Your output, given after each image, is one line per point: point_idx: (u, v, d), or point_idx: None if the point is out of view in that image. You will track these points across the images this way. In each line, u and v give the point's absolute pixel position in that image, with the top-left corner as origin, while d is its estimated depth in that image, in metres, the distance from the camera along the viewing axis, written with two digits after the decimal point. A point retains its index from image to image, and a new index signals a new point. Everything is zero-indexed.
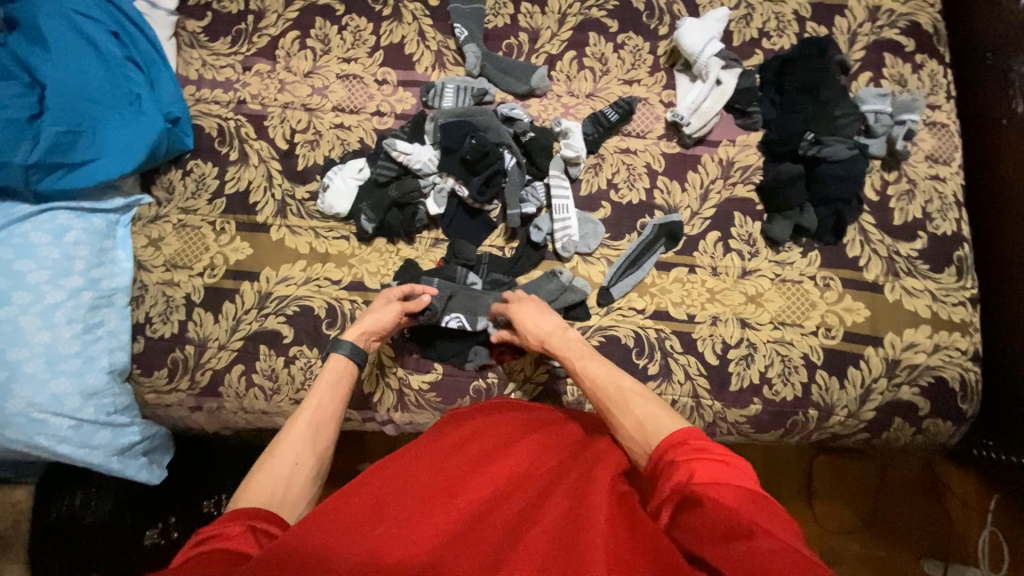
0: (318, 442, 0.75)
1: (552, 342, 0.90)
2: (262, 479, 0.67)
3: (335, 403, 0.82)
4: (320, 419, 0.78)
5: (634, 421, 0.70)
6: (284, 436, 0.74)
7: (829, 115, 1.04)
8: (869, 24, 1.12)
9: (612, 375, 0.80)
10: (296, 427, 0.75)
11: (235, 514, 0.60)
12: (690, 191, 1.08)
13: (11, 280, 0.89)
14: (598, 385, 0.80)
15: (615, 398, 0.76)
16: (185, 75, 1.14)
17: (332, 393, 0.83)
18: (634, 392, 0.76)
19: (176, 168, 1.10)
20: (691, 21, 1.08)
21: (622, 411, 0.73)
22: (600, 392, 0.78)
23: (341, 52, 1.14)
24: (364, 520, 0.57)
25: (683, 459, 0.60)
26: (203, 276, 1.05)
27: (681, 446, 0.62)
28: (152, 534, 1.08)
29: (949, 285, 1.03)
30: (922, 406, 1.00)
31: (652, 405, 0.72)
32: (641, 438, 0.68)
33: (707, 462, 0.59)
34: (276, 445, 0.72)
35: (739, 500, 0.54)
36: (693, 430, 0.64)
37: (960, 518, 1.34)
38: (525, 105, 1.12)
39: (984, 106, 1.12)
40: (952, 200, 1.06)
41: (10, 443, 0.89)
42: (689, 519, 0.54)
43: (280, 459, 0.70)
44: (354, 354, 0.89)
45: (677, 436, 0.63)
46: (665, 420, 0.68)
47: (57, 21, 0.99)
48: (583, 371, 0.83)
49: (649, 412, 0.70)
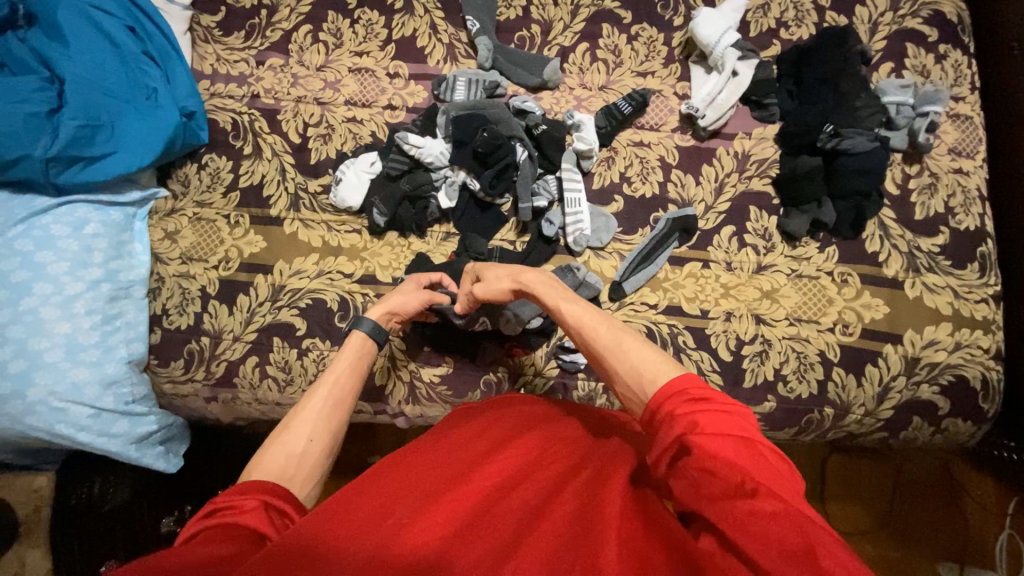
0: (333, 420, 0.74)
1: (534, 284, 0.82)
2: (273, 454, 0.67)
3: (355, 380, 0.80)
4: (337, 396, 0.76)
5: (627, 366, 0.66)
6: (302, 408, 0.73)
7: (849, 106, 1.01)
8: (890, 13, 1.09)
9: (594, 318, 0.73)
10: (311, 403, 0.74)
11: (248, 486, 0.61)
12: (704, 185, 1.06)
13: (32, 271, 0.91)
14: (584, 326, 0.73)
15: (605, 342, 0.70)
16: (199, 70, 1.15)
17: (352, 372, 0.80)
18: (624, 329, 0.70)
19: (191, 162, 1.11)
20: (708, 11, 1.06)
21: (616, 355, 0.68)
22: (589, 335, 0.72)
23: (353, 46, 1.14)
24: (373, 512, 0.57)
25: (679, 407, 0.58)
26: (218, 268, 1.06)
27: (680, 395, 0.59)
28: (169, 521, 1.13)
29: (972, 281, 1.01)
30: (942, 405, 0.98)
31: (645, 346, 0.67)
32: (638, 389, 0.64)
33: (707, 411, 0.56)
34: (293, 419, 0.72)
35: (744, 456, 0.52)
36: (687, 376, 0.60)
37: (978, 520, 1.32)
38: (538, 98, 1.11)
39: (1009, 97, 1.08)
40: (976, 194, 1.03)
41: (31, 430, 0.91)
42: (689, 469, 0.53)
43: (294, 436, 0.69)
44: (376, 331, 0.87)
45: (672, 387, 0.60)
46: (664, 365, 0.64)
47: (75, 16, 1.00)
48: (563, 313, 0.76)
49: (642, 355, 0.66)
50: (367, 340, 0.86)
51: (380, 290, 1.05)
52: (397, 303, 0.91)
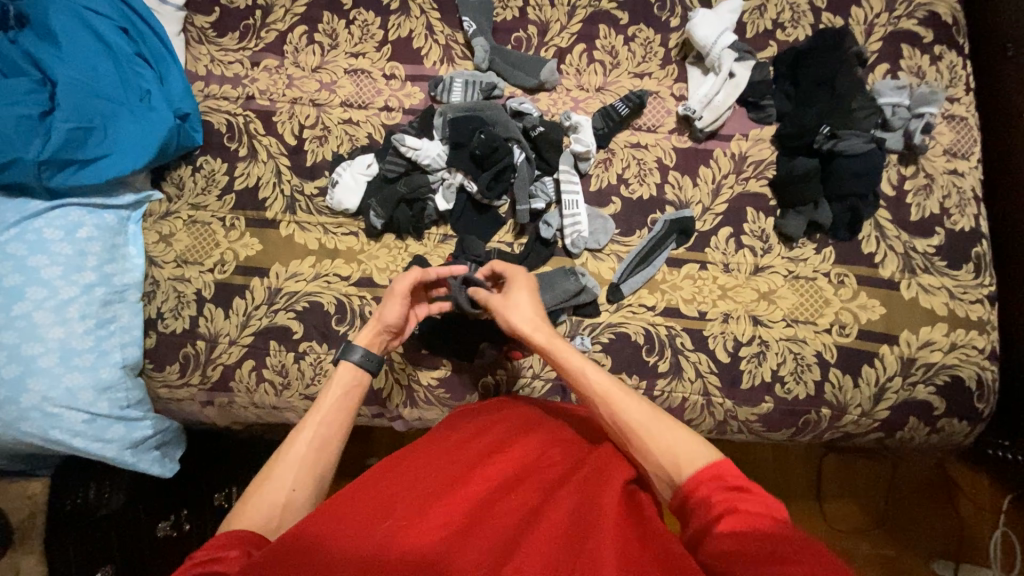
0: (317, 468, 0.69)
1: (558, 348, 0.79)
2: (255, 504, 0.64)
3: (344, 418, 0.75)
4: (323, 438, 0.72)
5: (663, 448, 0.64)
6: (284, 453, 0.69)
7: (845, 108, 1.02)
8: (886, 14, 1.09)
9: (624, 394, 0.71)
10: (294, 450, 0.70)
11: (231, 537, 0.59)
12: (702, 186, 1.06)
13: (24, 276, 0.90)
14: (614, 401, 0.71)
15: (637, 420, 0.68)
16: (193, 71, 1.14)
17: (340, 409, 0.75)
18: (655, 409, 0.69)
19: (186, 164, 1.10)
20: (705, 12, 1.06)
21: (651, 435, 0.66)
22: (623, 412, 0.69)
23: (348, 47, 1.13)
24: (373, 511, 0.58)
25: (716, 493, 0.58)
26: (214, 271, 1.05)
27: (719, 482, 0.59)
28: (165, 526, 1.12)
29: (967, 282, 1.01)
30: (938, 405, 0.99)
31: (678, 425, 0.67)
32: (674, 474, 0.63)
33: (745, 499, 0.56)
34: (274, 465, 0.68)
35: (778, 528, 0.53)
36: (721, 463, 0.61)
37: (973, 520, 1.33)
38: (535, 99, 1.10)
39: (1003, 98, 1.09)
40: (971, 195, 1.04)
41: (25, 437, 0.90)
42: (720, 536, 0.53)
43: (276, 485, 0.66)
44: (366, 361, 0.81)
45: (707, 471, 0.60)
46: (699, 448, 0.63)
47: (66, 17, 0.98)
48: (594, 386, 0.73)
49: (677, 436, 0.65)
50: (357, 369, 0.80)
51: (377, 292, 1.04)
52: (382, 316, 0.85)
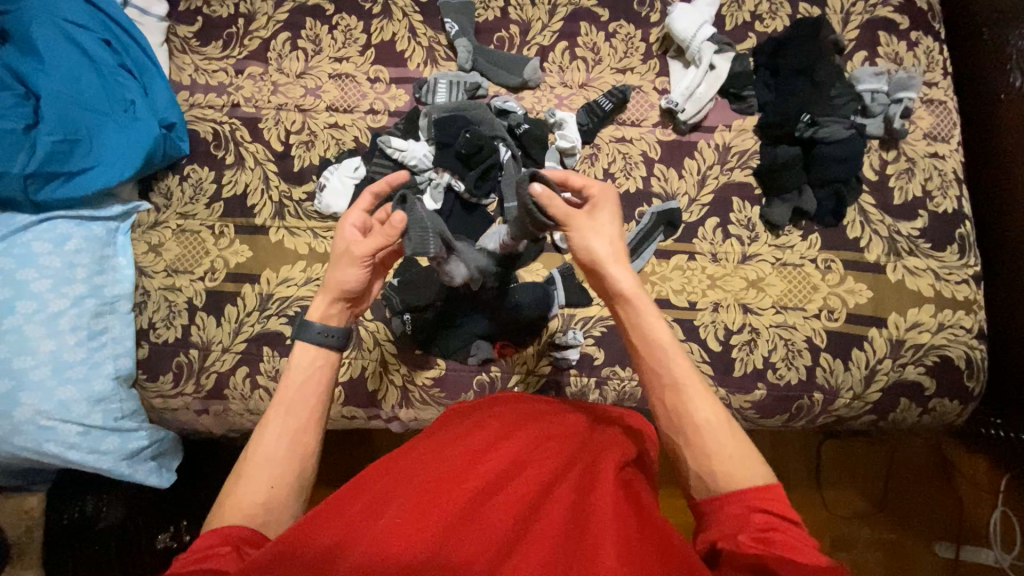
0: (293, 455, 0.68)
1: (640, 307, 0.72)
2: (238, 498, 0.63)
3: (307, 400, 0.71)
4: (293, 427, 0.69)
5: (719, 456, 0.62)
6: (257, 449, 0.67)
7: (825, 95, 1.03)
8: (861, 2, 1.11)
9: (700, 388, 0.67)
10: (266, 446, 0.67)
11: (217, 536, 0.59)
12: (688, 177, 1.07)
13: (14, 290, 0.90)
14: (687, 391, 0.66)
15: (705, 418, 0.65)
16: (178, 81, 1.14)
17: (304, 395, 0.72)
18: (726, 416, 0.66)
19: (173, 173, 1.10)
20: (683, 6, 1.07)
21: (710, 437, 0.64)
22: (691, 405, 0.66)
23: (332, 52, 1.14)
24: (371, 511, 0.59)
25: (759, 514, 0.57)
26: (204, 279, 1.05)
27: (768, 505, 0.57)
28: (164, 537, 1.12)
29: (952, 263, 1.02)
30: (929, 385, 1.00)
31: (743, 441, 0.64)
32: (716, 480, 0.62)
33: (789, 528, 0.56)
34: (248, 463, 0.66)
35: (818, 561, 0.53)
36: (773, 488, 0.59)
37: (972, 500, 1.34)
38: (520, 98, 1.11)
39: (980, 81, 1.11)
40: (952, 177, 1.05)
41: (19, 451, 0.90)
42: (750, 546, 0.54)
43: (256, 482, 0.65)
44: (324, 333, 0.74)
45: (758, 492, 0.59)
46: (746, 464, 0.62)
47: (48, 30, 0.99)
48: (672, 366, 0.68)
49: (739, 451, 0.63)
50: (318, 346, 0.75)
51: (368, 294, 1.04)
52: (338, 281, 0.77)
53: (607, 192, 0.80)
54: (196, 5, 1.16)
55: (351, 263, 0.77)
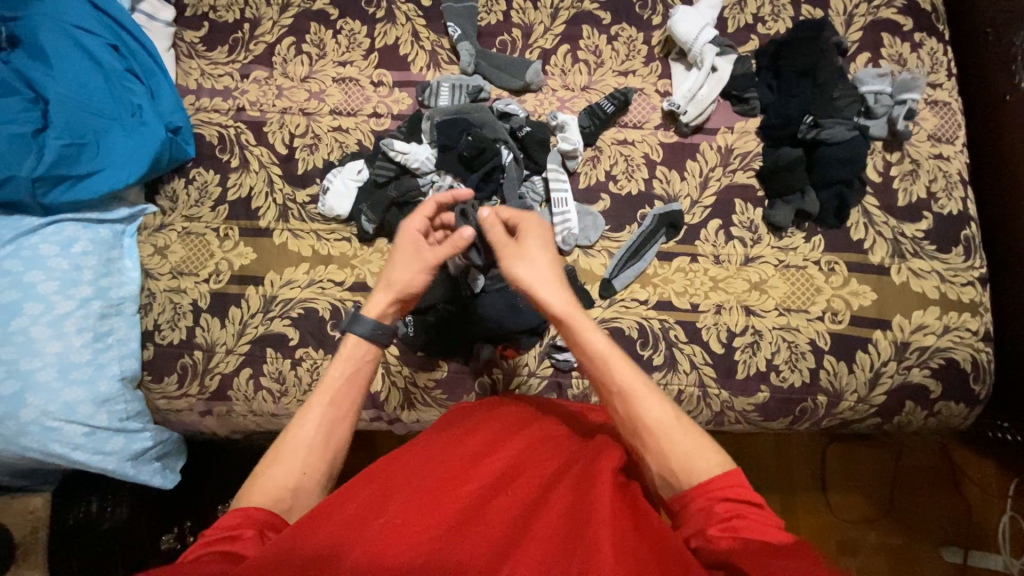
0: (325, 446, 0.69)
1: (576, 324, 0.75)
2: (265, 483, 0.65)
3: (349, 396, 0.74)
4: (332, 418, 0.71)
5: (678, 454, 0.64)
6: (292, 435, 0.69)
7: (827, 97, 1.03)
8: (864, 4, 1.11)
9: (645, 391, 0.68)
10: (299, 434, 0.69)
11: (239, 517, 0.60)
12: (690, 179, 1.07)
13: (21, 291, 0.91)
14: (634, 397, 0.68)
15: (656, 419, 0.66)
16: (184, 85, 1.16)
17: (348, 389, 0.74)
18: (675, 412, 0.67)
19: (179, 177, 1.12)
20: (685, 9, 1.08)
21: (665, 436, 0.65)
22: (641, 409, 0.67)
23: (336, 56, 1.15)
24: (367, 511, 0.60)
25: (724, 502, 0.59)
26: (209, 282, 1.06)
27: (732, 492, 0.60)
28: (169, 538, 1.13)
29: (957, 265, 1.02)
30: (934, 388, 0.99)
31: (696, 433, 0.66)
32: (687, 479, 0.62)
33: (752, 511, 0.58)
34: (281, 446, 0.68)
35: (779, 539, 0.56)
36: (734, 473, 0.62)
37: (980, 504, 1.32)
38: (522, 101, 1.12)
39: (986, 82, 1.10)
40: (957, 178, 1.05)
41: (25, 451, 0.91)
42: (719, 537, 0.56)
43: (284, 467, 0.66)
44: (376, 333, 0.79)
45: (721, 481, 0.61)
46: (712, 459, 0.63)
47: (57, 36, 1.00)
48: (614, 375, 0.70)
49: (694, 445, 0.64)
50: (372, 344, 0.79)
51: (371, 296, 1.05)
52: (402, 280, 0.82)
53: (535, 221, 0.84)
54: (203, 10, 1.18)
55: (419, 267, 0.83)
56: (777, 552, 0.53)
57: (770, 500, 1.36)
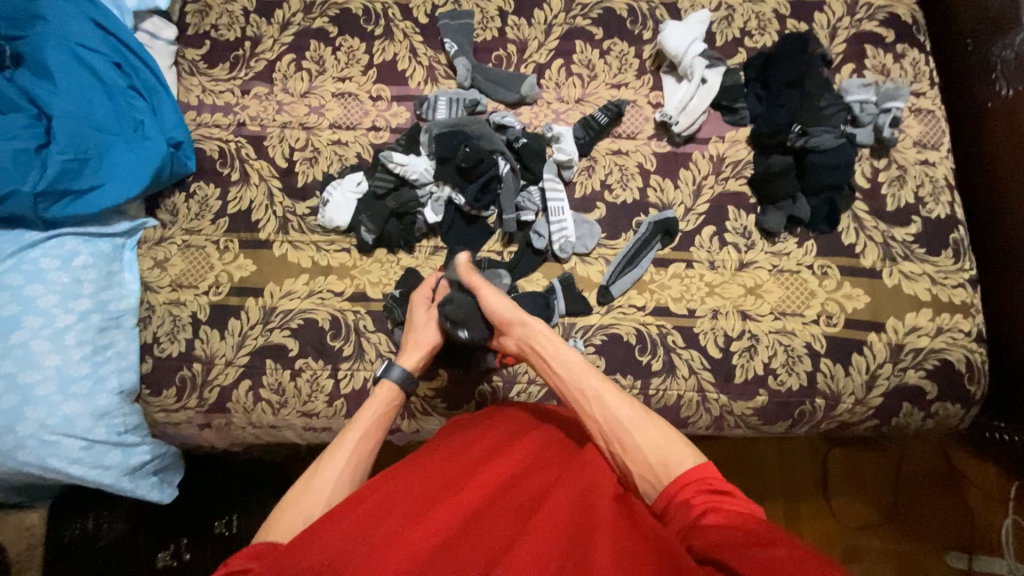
0: (352, 482, 0.73)
1: (552, 341, 0.83)
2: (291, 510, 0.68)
3: (380, 435, 0.79)
4: (359, 456, 0.75)
5: (652, 448, 0.67)
6: (325, 462, 0.73)
7: (814, 106, 1.06)
8: (847, 18, 1.15)
9: (616, 394, 0.74)
10: (334, 463, 0.73)
11: (259, 549, 0.61)
12: (683, 188, 1.09)
13: (21, 305, 0.92)
14: (606, 397, 0.74)
15: (628, 416, 0.71)
16: (186, 101, 1.18)
17: (378, 426, 0.80)
18: (645, 411, 0.72)
19: (180, 191, 1.13)
20: (674, 24, 1.11)
21: (639, 431, 0.69)
22: (611, 407, 0.72)
23: (335, 72, 1.17)
24: (366, 520, 0.61)
25: (699, 496, 0.61)
26: (209, 294, 1.07)
27: (705, 484, 0.62)
28: (165, 556, 1.08)
29: (947, 267, 1.03)
30: (930, 389, 1.00)
31: (665, 427, 0.70)
32: (662, 470, 0.65)
33: (729, 501, 0.60)
34: (313, 476, 0.72)
35: (759, 525, 0.57)
36: (705, 466, 0.64)
37: (981, 509, 1.32)
38: (517, 113, 1.15)
39: (968, 91, 1.13)
40: (944, 183, 1.07)
41: (22, 466, 0.90)
42: (706, 531, 0.57)
43: (312, 496, 0.69)
44: (405, 380, 0.87)
45: (693, 474, 0.63)
46: (683, 451, 0.66)
47: (61, 53, 1.02)
48: (584, 384, 0.76)
49: (667, 439, 0.68)
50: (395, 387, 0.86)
51: (371, 307, 1.06)
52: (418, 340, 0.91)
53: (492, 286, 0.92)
54: (204, 29, 1.21)
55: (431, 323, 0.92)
56: (761, 541, 0.53)
57: (771, 506, 1.36)
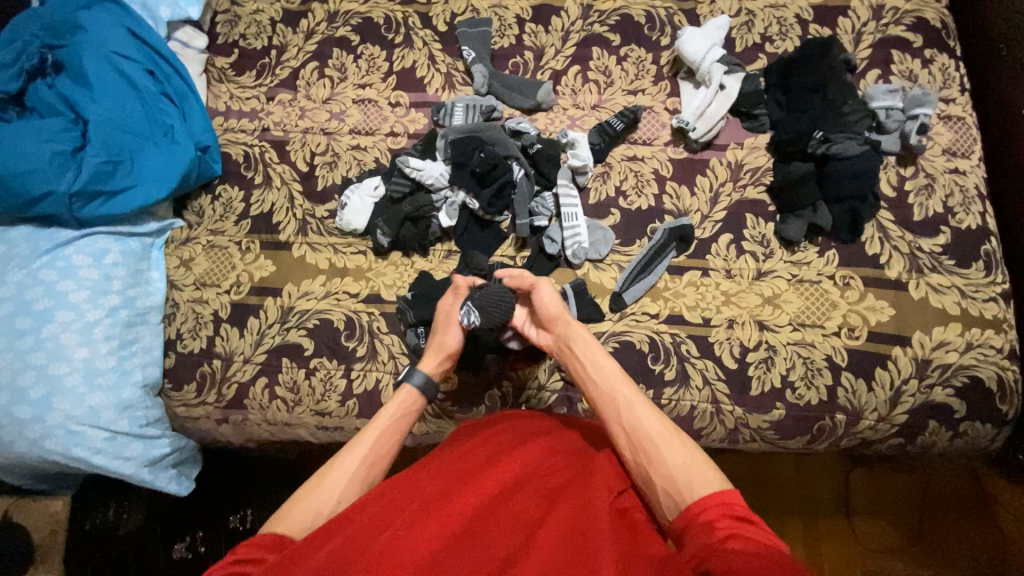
0: (364, 482, 0.74)
1: (590, 348, 0.85)
2: (303, 502, 0.70)
3: (397, 438, 0.81)
4: (375, 456, 0.77)
5: (677, 465, 0.66)
6: (339, 458, 0.75)
7: (836, 113, 1.04)
8: (873, 22, 1.12)
9: (647, 406, 0.74)
10: (347, 462, 0.74)
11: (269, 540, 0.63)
12: (699, 195, 1.08)
13: (54, 300, 0.96)
14: (638, 408, 0.74)
15: (657, 430, 0.70)
16: (214, 107, 1.22)
17: (395, 430, 0.81)
18: (675, 428, 0.71)
19: (206, 193, 1.17)
20: (692, 31, 1.10)
21: (665, 447, 0.68)
22: (641, 419, 0.72)
23: (356, 79, 1.20)
24: (370, 526, 0.61)
25: (722, 520, 0.59)
26: (230, 293, 1.10)
27: (728, 508, 0.60)
28: (181, 547, 1.11)
29: (978, 280, 0.99)
30: (958, 408, 0.95)
31: (694, 447, 0.69)
32: (678, 489, 0.65)
33: (750, 530, 0.58)
34: (327, 473, 0.73)
35: (783, 560, 0.54)
36: (730, 491, 0.62)
37: (1017, 537, 1.25)
38: (533, 119, 1.15)
39: (1001, 98, 1.09)
40: (975, 193, 1.03)
41: (49, 454, 0.93)
42: (723, 555, 0.55)
43: (323, 495, 0.71)
44: (426, 386, 0.88)
45: (717, 496, 0.62)
46: (704, 474, 0.65)
47: (99, 61, 1.07)
48: (618, 393, 0.77)
49: (691, 459, 0.67)
50: (414, 390, 0.86)
51: (385, 309, 1.07)
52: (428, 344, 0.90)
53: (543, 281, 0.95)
54: (233, 37, 1.25)
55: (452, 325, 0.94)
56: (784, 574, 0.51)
57: (790, 524, 1.31)
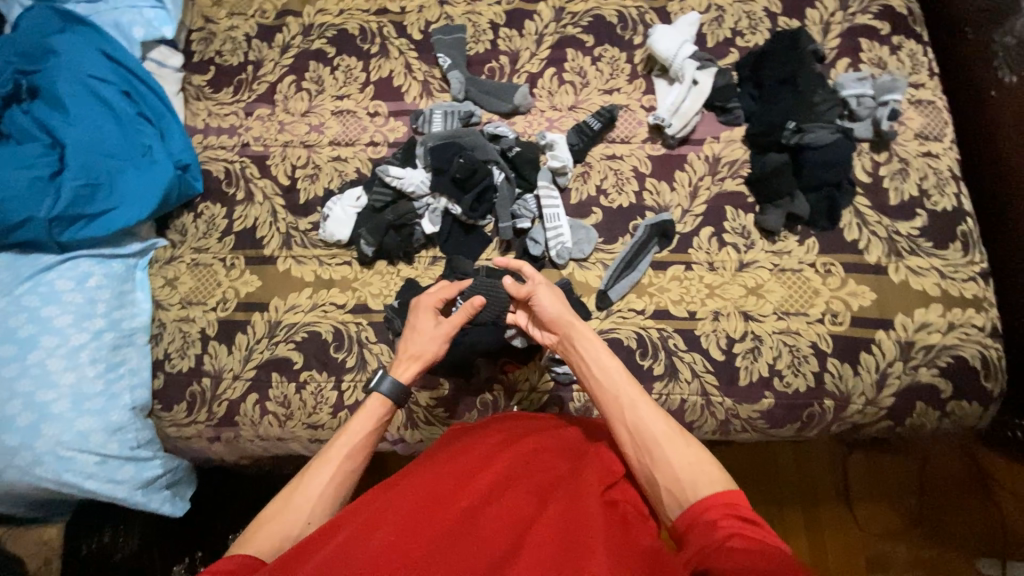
0: (333, 498, 0.74)
1: (591, 347, 0.83)
2: (272, 525, 0.69)
3: (366, 450, 0.79)
4: (343, 471, 0.76)
5: (681, 465, 0.67)
6: (307, 476, 0.74)
7: (808, 103, 1.05)
8: (841, 12, 1.14)
9: (651, 405, 0.74)
10: (315, 480, 0.74)
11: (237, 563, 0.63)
12: (679, 190, 1.09)
13: (38, 326, 0.96)
14: (642, 408, 0.73)
15: (661, 430, 0.70)
16: (193, 125, 1.22)
17: (362, 441, 0.79)
18: (678, 429, 0.71)
19: (188, 211, 1.17)
20: (664, 28, 1.12)
21: (668, 447, 0.68)
22: (645, 420, 0.72)
23: (334, 91, 1.21)
24: (359, 534, 0.60)
25: (725, 519, 0.60)
26: (216, 310, 1.10)
27: (731, 508, 0.61)
28: (179, 568, 1.14)
29: (956, 260, 1.01)
30: (944, 387, 0.96)
31: (697, 447, 0.69)
32: (678, 488, 0.65)
33: (751, 529, 0.59)
34: (293, 495, 0.72)
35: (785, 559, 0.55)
36: (733, 492, 0.63)
37: (1013, 512, 1.26)
38: (511, 123, 1.16)
39: (969, 81, 1.11)
40: (949, 175, 1.05)
41: (38, 481, 0.93)
42: (725, 556, 0.56)
43: (290, 517, 0.70)
44: (394, 392, 0.85)
45: (720, 497, 0.62)
46: (703, 473, 0.66)
47: (74, 85, 1.07)
48: (621, 393, 0.75)
49: (695, 458, 0.67)
50: (381, 399, 0.84)
51: (373, 318, 1.07)
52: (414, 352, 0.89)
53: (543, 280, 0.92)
54: (209, 55, 1.26)
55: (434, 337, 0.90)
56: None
57: (791, 513, 1.32)
